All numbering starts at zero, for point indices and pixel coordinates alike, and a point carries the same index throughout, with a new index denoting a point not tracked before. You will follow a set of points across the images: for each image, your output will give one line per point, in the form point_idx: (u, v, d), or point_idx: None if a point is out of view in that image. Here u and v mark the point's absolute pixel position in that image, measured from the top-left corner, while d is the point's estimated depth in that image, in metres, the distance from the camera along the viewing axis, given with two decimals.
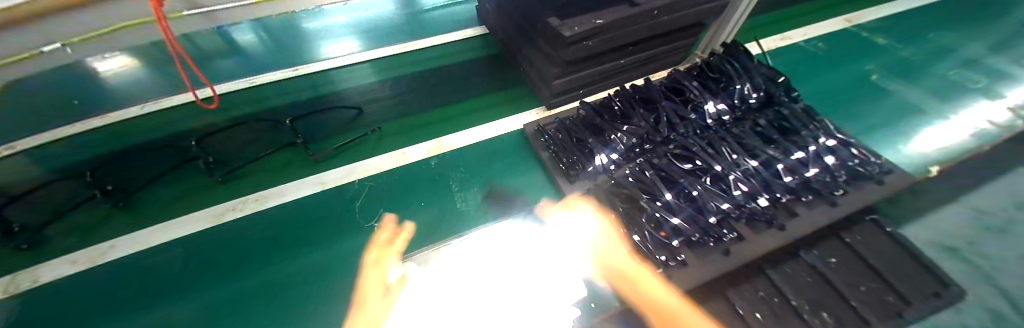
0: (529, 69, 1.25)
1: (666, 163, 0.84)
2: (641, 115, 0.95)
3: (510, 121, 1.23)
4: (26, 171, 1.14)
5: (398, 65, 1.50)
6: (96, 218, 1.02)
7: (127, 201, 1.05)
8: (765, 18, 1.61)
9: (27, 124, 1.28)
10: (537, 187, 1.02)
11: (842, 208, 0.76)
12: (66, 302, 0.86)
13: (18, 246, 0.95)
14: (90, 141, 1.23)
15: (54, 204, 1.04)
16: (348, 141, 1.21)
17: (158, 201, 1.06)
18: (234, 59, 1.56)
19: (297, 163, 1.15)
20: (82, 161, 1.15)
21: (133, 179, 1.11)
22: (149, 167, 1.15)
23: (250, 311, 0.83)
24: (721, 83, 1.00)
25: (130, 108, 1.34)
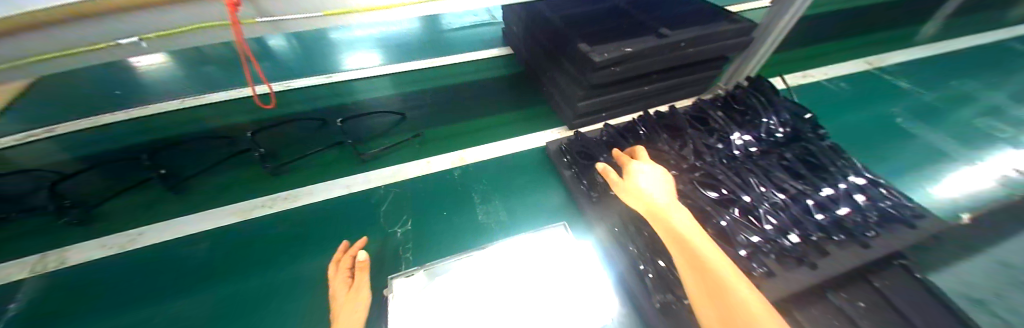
0: (553, 90, 1.28)
1: (691, 189, 0.82)
2: (667, 140, 0.95)
3: (542, 135, 1.25)
4: (69, 158, 1.22)
5: (425, 79, 1.56)
6: (129, 204, 1.07)
7: (181, 186, 1.11)
8: (784, 55, 1.64)
9: (80, 115, 1.39)
10: (558, 205, 1.01)
11: (876, 251, 0.72)
12: (99, 284, 0.89)
13: (69, 221, 1.00)
14: (131, 132, 1.30)
15: (102, 185, 1.12)
16: (373, 148, 1.24)
17: (187, 193, 1.10)
18: (270, 65, 1.65)
19: (343, 161, 1.19)
20: (123, 150, 1.23)
21: (187, 167, 1.18)
22: (201, 157, 1.21)
23: (266, 310, 0.83)
24: (747, 116, 1.01)
25: (170, 101, 1.42)
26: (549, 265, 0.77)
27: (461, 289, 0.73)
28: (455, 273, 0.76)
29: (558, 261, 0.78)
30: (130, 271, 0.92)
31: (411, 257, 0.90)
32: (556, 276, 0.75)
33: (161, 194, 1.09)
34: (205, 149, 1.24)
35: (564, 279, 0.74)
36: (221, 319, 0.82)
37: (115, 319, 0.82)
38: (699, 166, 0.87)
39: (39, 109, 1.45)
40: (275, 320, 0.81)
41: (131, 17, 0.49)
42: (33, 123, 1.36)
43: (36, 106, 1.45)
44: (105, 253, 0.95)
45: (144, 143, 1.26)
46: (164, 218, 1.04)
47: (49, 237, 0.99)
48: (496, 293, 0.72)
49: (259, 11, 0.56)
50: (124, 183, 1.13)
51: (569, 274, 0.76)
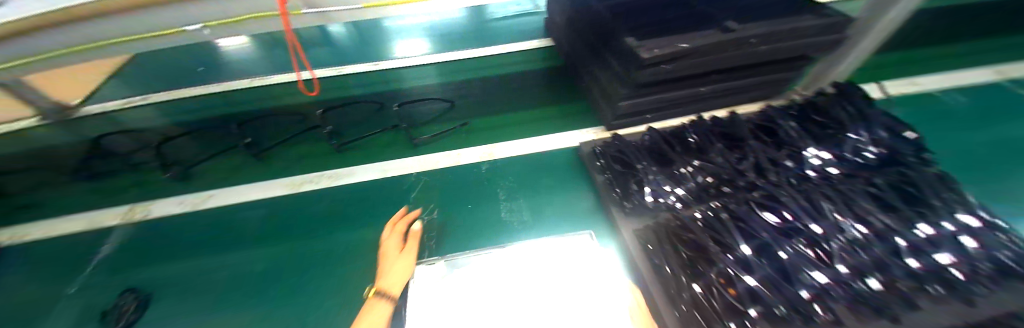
0: (593, 87, 1.19)
1: (745, 209, 0.71)
2: (721, 150, 0.85)
3: (576, 134, 1.19)
4: (160, 123, 1.42)
5: (465, 70, 1.55)
6: (199, 170, 1.22)
7: (264, 152, 1.24)
8: (884, 59, 1.36)
9: (171, 88, 1.60)
10: (588, 211, 0.94)
11: (991, 312, 0.56)
12: (177, 236, 1.04)
13: (173, 176, 1.18)
14: (206, 105, 1.47)
15: (193, 149, 1.29)
16: (408, 136, 1.26)
17: (251, 164, 1.22)
18: (324, 49, 1.76)
19: (401, 144, 1.24)
20: (202, 120, 1.40)
21: (265, 138, 1.31)
22: (276, 130, 1.34)
23: (298, 280, 0.90)
24: (829, 130, 0.87)
25: (239, 81, 1.57)
26: (574, 272, 0.73)
27: (478, 282, 0.72)
28: (477, 266, 0.75)
29: (580, 265, 0.74)
30: (202, 227, 1.05)
31: (433, 247, 0.90)
32: (576, 280, 0.71)
33: (243, 160, 1.23)
34: (279, 123, 1.37)
35: (585, 286, 0.70)
36: (263, 282, 0.91)
37: (188, 267, 0.96)
38: (758, 184, 0.77)
39: (142, 81, 1.70)
40: (309, 287, 0.88)
41: (186, 10, 0.53)
42: (138, 92, 1.60)
43: (142, 78, 1.71)
44: (181, 210, 1.10)
45: (216, 117, 1.42)
46: (228, 185, 1.16)
47: (139, 192, 1.17)
48: (509, 293, 0.69)
49: (306, 3, 0.56)
50: (211, 148, 1.29)
51: (590, 281, 0.71)
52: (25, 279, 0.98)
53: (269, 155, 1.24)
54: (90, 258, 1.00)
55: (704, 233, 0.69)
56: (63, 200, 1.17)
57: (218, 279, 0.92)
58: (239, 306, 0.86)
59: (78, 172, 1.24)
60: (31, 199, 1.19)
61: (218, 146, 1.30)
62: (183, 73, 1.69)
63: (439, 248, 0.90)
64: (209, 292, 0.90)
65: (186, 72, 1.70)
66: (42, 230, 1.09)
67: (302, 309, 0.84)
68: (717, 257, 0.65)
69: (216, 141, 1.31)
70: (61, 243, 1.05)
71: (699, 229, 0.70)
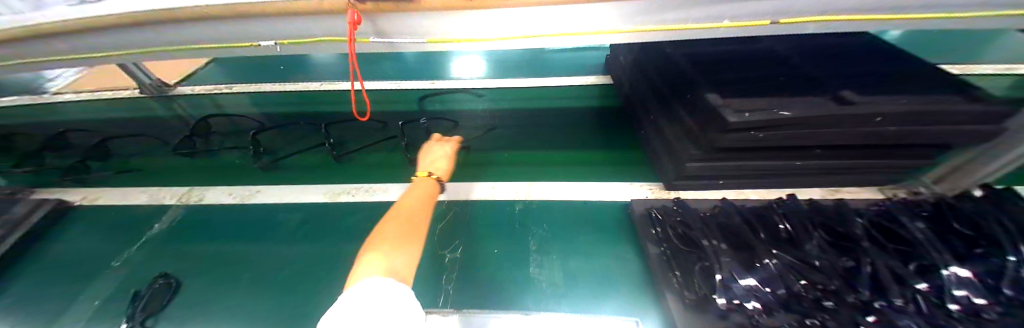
0: (655, 138, 1.07)
1: None
2: (820, 246, 0.68)
3: (626, 188, 1.06)
4: (239, 111, 1.58)
5: (517, 99, 1.50)
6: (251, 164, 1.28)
7: (345, 156, 1.27)
8: None
9: (255, 83, 1.80)
10: (632, 281, 0.81)
11: None
12: (216, 224, 1.07)
13: (262, 167, 1.25)
14: (281, 103, 1.61)
15: (287, 139, 1.38)
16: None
17: (326, 166, 1.25)
18: (389, 63, 1.87)
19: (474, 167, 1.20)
20: (271, 116, 1.52)
21: (349, 141, 1.35)
22: (360, 135, 1.37)
23: (303, 292, 0.85)
24: (977, 247, 0.67)
25: (321, 85, 1.74)
26: None
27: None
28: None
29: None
30: (242, 220, 1.07)
31: (453, 292, 0.81)
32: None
33: (320, 159, 1.28)
34: (363, 129, 1.40)
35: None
36: (270, 287, 0.87)
37: (215, 257, 0.96)
38: (876, 305, 0.58)
39: (234, 74, 1.92)
40: (317, 303, 0.82)
41: (270, 26, 0.53)
42: (227, 84, 1.81)
43: (235, 72, 1.95)
44: (230, 201, 1.14)
45: (285, 115, 1.53)
46: (271, 182, 1.20)
47: (202, 175, 1.26)
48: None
49: (374, 31, 0.53)
50: (299, 143, 1.36)
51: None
52: (87, 239, 1.05)
53: (349, 159, 1.26)
54: (144, 231, 1.06)
55: None
56: (141, 170, 1.29)
57: (239, 280, 0.89)
58: (243, 315, 0.80)
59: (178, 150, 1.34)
60: (116, 163, 1.32)
61: (306, 141, 1.37)
62: (268, 72, 1.91)
63: (453, 292, 0.81)
64: (227, 291, 0.87)
65: (271, 71, 1.92)
66: (115, 196, 1.20)
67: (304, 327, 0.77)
68: None
69: (304, 137, 1.39)
70: (126, 211, 1.14)
71: None
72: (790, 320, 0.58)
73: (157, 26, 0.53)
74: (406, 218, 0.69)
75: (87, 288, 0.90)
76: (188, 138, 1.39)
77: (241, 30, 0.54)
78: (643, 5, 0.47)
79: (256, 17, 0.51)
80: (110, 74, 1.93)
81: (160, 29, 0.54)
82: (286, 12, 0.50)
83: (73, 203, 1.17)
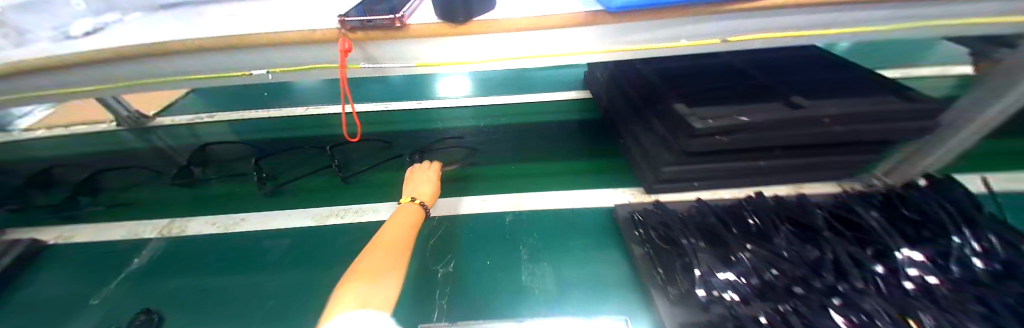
0: (633, 147, 1.14)
1: (823, 318, 0.59)
2: (788, 238, 0.74)
3: (610, 194, 1.11)
4: (223, 139, 1.57)
5: (504, 115, 1.56)
6: (236, 191, 1.27)
7: (354, 177, 1.28)
8: (1000, 140, 1.13)
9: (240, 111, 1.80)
10: (621, 285, 0.84)
11: None
12: (200, 255, 1.05)
13: (267, 192, 1.24)
14: (268, 129, 1.61)
15: (290, 163, 1.38)
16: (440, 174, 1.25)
17: (334, 186, 1.25)
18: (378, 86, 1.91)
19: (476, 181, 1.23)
20: (259, 143, 1.52)
21: (356, 162, 1.35)
22: (367, 155, 1.38)
23: (296, 319, 0.84)
24: (923, 230, 0.74)
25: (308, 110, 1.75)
26: None
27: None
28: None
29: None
30: (228, 249, 1.06)
31: (447, 306, 0.82)
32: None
33: (327, 181, 1.27)
34: (367, 151, 1.41)
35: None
36: (261, 316, 0.85)
37: (201, 290, 0.94)
38: (839, 288, 0.64)
39: (218, 103, 1.90)
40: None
41: (263, 56, 0.56)
42: (211, 112, 1.80)
43: (219, 100, 1.93)
44: (214, 231, 1.12)
45: (271, 141, 1.53)
46: (256, 209, 1.19)
47: (185, 205, 1.24)
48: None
49: (365, 57, 0.57)
50: (299, 168, 1.35)
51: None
52: (61, 280, 1.00)
53: (355, 180, 1.27)
54: (122, 268, 1.02)
55: None
56: (120, 204, 1.25)
57: (224, 311, 0.87)
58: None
59: (178, 180, 1.32)
60: (93, 199, 1.27)
61: (308, 165, 1.36)
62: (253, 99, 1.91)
63: (446, 307, 0.82)
64: (213, 324, 0.84)
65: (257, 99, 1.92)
66: (91, 232, 1.16)
67: None
68: None
69: (306, 161, 1.39)
70: (103, 247, 1.10)
71: None
72: (764, 307, 0.63)
73: (150, 61, 0.55)
74: (387, 249, 0.71)
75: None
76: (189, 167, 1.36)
77: (233, 59, 0.57)
78: (607, 29, 0.53)
79: (249, 49, 0.54)
80: (86, 108, 1.89)
81: (153, 62, 0.56)
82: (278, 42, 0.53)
83: (48, 244, 1.12)
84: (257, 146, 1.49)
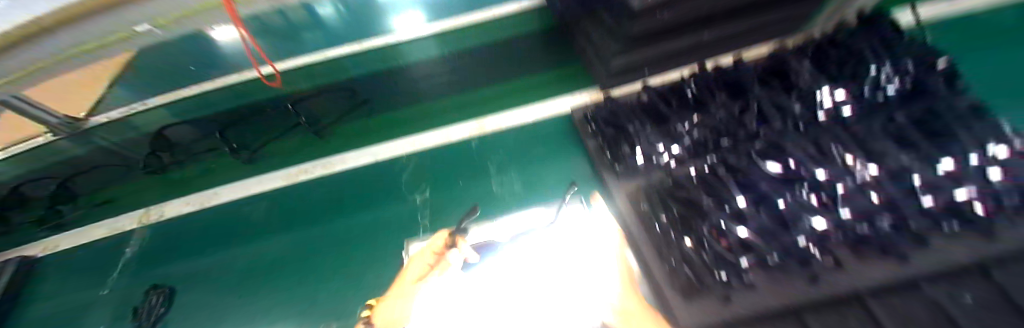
0: (584, 45, 1.07)
1: (745, 162, 0.71)
2: (723, 102, 0.82)
3: (569, 100, 1.15)
4: None
5: (468, 30, 1.13)
6: (190, 174, 1.18)
7: (327, 130, 1.16)
8: None
9: None
10: (581, 177, 0.94)
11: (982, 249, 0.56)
12: (189, 235, 1.09)
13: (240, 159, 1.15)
14: (218, 102, 1.08)
15: (246, 129, 1.14)
16: (405, 115, 1.20)
17: (314, 143, 1.17)
18: None
19: (435, 116, 1.19)
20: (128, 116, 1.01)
21: (324, 113, 1.16)
22: (334, 106, 1.16)
23: (313, 263, 0.95)
24: (845, 66, 0.80)
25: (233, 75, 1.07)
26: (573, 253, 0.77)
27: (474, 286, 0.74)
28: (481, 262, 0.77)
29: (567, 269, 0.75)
30: (213, 222, 1.10)
31: (429, 224, 0.93)
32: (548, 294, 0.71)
33: (304, 140, 1.17)
34: (341, 102, 1.16)
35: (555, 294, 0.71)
36: (280, 272, 0.95)
37: (211, 265, 1.01)
38: (761, 133, 0.75)
39: None
40: (327, 273, 0.92)
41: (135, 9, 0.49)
42: None
43: None
44: (191, 208, 1.15)
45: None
46: (225, 182, 1.17)
47: (145, 195, 1.20)
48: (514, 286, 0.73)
49: None
50: (269, 132, 1.16)
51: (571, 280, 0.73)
52: (72, 282, 1.07)
53: (331, 133, 1.17)
54: (119, 258, 1.08)
55: (698, 189, 0.71)
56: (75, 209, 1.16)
57: (245, 276, 0.97)
58: (260, 300, 0.91)
59: (149, 167, 1.14)
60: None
61: (273, 128, 1.16)
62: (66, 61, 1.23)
63: (430, 228, 0.92)
64: (240, 292, 0.94)
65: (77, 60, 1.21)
66: (74, 238, 1.17)
67: (325, 289, 0.89)
68: (710, 210, 0.67)
69: (273, 123, 1.15)
70: (94, 247, 1.13)
71: (695, 186, 0.72)
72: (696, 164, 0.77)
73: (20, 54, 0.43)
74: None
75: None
76: (152, 153, 1.10)
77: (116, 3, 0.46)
78: None
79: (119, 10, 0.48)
80: None
81: (13, 57, 0.43)
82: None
83: (37, 257, 1.15)
84: (200, 120, 1.08)
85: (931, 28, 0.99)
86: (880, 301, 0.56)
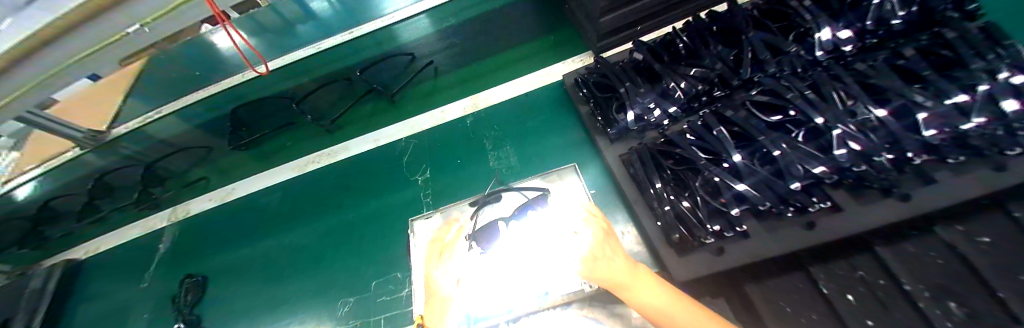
0: (574, 5, 1.06)
1: (742, 115, 0.69)
2: (717, 53, 0.79)
3: (558, 67, 1.10)
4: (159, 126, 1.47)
5: (453, 10, 1.24)
6: (276, 147, 1.27)
7: (396, 95, 1.19)
8: None
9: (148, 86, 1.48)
10: (576, 145, 0.94)
11: (984, 185, 0.54)
12: (213, 233, 1.15)
13: (328, 129, 1.20)
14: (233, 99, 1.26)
15: (328, 101, 1.26)
16: (430, 87, 1.20)
17: (387, 108, 1.20)
18: (309, 25, 1.25)
19: (442, 92, 1.18)
20: (240, 109, 1.22)
21: (395, 81, 1.24)
22: (398, 72, 1.24)
23: (333, 248, 0.99)
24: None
25: (231, 77, 1.25)
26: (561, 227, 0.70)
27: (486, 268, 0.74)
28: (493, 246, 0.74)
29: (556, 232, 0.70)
30: (235, 217, 1.16)
31: (432, 201, 0.96)
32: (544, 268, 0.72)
33: (375, 107, 1.21)
34: (397, 67, 1.24)
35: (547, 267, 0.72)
36: (301, 260, 1.01)
37: (237, 259, 1.08)
38: (756, 79, 0.74)
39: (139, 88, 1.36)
40: (346, 257, 0.96)
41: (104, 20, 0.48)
42: None
43: None
44: (213, 205, 1.21)
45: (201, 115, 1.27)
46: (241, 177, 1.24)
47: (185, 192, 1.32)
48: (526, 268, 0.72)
49: None
50: (345, 101, 1.24)
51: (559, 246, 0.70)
52: (114, 280, 1.17)
53: (402, 98, 1.20)
54: (154, 254, 1.17)
55: (691, 147, 0.70)
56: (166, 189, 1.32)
57: (268, 268, 1.03)
58: (286, 285, 0.98)
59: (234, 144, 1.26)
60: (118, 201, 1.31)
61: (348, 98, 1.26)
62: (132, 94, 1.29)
63: (432, 203, 0.96)
64: (268, 283, 1.00)
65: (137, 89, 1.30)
66: (112, 240, 1.28)
67: (345, 273, 0.93)
68: (704, 167, 0.66)
69: (345, 94, 1.25)
70: (129, 247, 1.23)
71: (688, 144, 0.70)
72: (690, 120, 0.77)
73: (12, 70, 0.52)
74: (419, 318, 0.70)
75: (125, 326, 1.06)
76: (233, 132, 1.23)
77: (89, 35, 0.50)
78: None
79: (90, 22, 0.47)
80: None
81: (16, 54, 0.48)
82: (79, 21, 0.46)
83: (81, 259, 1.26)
84: (273, 98, 1.23)
85: None
86: (890, 249, 0.55)
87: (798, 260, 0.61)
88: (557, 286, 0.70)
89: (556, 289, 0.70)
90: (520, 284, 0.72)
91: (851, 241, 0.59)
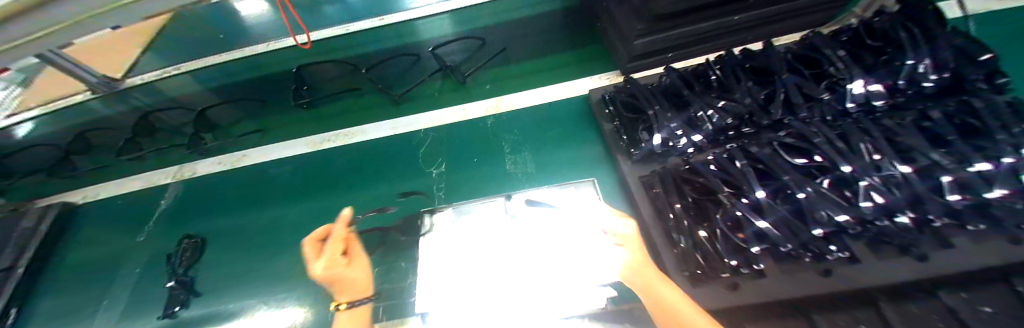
0: (608, 27, 1.09)
1: (767, 152, 0.69)
2: (748, 89, 0.80)
3: (584, 81, 1.11)
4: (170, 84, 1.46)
5: (482, 16, 1.28)
6: (329, 109, 1.22)
7: (464, 77, 1.19)
8: None
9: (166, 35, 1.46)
10: (594, 160, 0.94)
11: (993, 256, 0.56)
12: (215, 196, 1.14)
13: (394, 97, 1.18)
14: (253, 68, 1.28)
15: (395, 73, 1.23)
16: (489, 78, 1.18)
17: (455, 87, 1.18)
18: (338, 7, 1.37)
19: (511, 78, 1.17)
20: (306, 69, 1.24)
21: (477, 58, 1.22)
22: (480, 54, 1.22)
23: None
24: (883, 56, 0.77)
25: (259, 45, 1.30)
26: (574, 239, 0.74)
27: (459, 261, 0.75)
28: (475, 240, 0.77)
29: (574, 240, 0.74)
30: (240, 184, 1.15)
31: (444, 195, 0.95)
32: (538, 275, 0.71)
33: (443, 87, 1.19)
34: (454, 54, 1.24)
35: (541, 275, 0.71)
36: (301, 236, 1.00)
37: (239, 226, 1.06)
38: (785, 121, 0.75)
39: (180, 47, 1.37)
40: None
41: None
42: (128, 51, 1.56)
43: None
44: (221, 168, 1.19)
45: (215, 80, 1.27)
46: (250, 145, 1.21)
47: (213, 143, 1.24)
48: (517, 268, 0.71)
49: None
50: (413, 75, 1.23)
51: (564, 252, 0.73)
52: (107, 231, 1.15)
53: (473, 80, 1.18)
54: (155, 209, 1.16)
55: (714, 177, 0.70)
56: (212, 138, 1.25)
57: (263, 239, 1.02)
58: (284, 259, 0.96)
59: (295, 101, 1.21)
60: (158, 143, 1.27)
61: (415, 72, 1.23)
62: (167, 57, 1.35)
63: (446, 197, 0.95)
64: (263, 256, 0.98)
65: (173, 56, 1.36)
66: (105, 189, 1.24)
67: None
68: (726, 199, 0.66)
69: (410, 71, 1.23)
70: (126, 199, 1.20)
71: (710, 174, 0.71)
72: (715, 151, 0.77)
73: None
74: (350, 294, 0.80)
75: (115, 277, 1.04)
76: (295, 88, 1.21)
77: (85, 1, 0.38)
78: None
79: None
80: None
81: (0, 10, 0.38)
82: None
83: (76, 203, 1.24)
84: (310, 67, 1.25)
85: (975, 24, 0.91)
86: (895, 306, 0.55)
87: (806, 306, 0.59)
88: (569, 299, 0.70)
89: (568, 302, 0.69)
90: (524, 291, 0.70)
91: (863, 295, 0.58)
